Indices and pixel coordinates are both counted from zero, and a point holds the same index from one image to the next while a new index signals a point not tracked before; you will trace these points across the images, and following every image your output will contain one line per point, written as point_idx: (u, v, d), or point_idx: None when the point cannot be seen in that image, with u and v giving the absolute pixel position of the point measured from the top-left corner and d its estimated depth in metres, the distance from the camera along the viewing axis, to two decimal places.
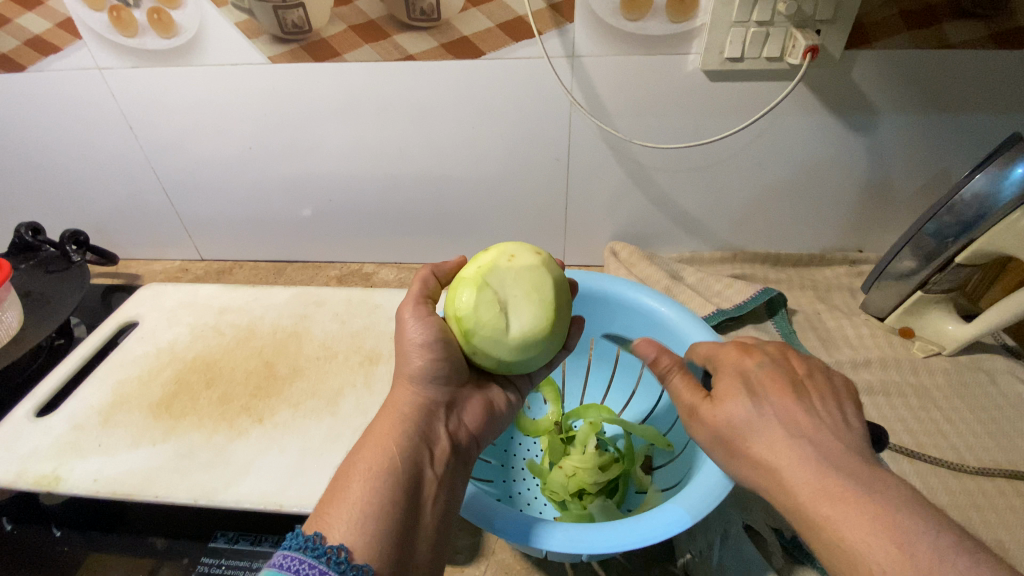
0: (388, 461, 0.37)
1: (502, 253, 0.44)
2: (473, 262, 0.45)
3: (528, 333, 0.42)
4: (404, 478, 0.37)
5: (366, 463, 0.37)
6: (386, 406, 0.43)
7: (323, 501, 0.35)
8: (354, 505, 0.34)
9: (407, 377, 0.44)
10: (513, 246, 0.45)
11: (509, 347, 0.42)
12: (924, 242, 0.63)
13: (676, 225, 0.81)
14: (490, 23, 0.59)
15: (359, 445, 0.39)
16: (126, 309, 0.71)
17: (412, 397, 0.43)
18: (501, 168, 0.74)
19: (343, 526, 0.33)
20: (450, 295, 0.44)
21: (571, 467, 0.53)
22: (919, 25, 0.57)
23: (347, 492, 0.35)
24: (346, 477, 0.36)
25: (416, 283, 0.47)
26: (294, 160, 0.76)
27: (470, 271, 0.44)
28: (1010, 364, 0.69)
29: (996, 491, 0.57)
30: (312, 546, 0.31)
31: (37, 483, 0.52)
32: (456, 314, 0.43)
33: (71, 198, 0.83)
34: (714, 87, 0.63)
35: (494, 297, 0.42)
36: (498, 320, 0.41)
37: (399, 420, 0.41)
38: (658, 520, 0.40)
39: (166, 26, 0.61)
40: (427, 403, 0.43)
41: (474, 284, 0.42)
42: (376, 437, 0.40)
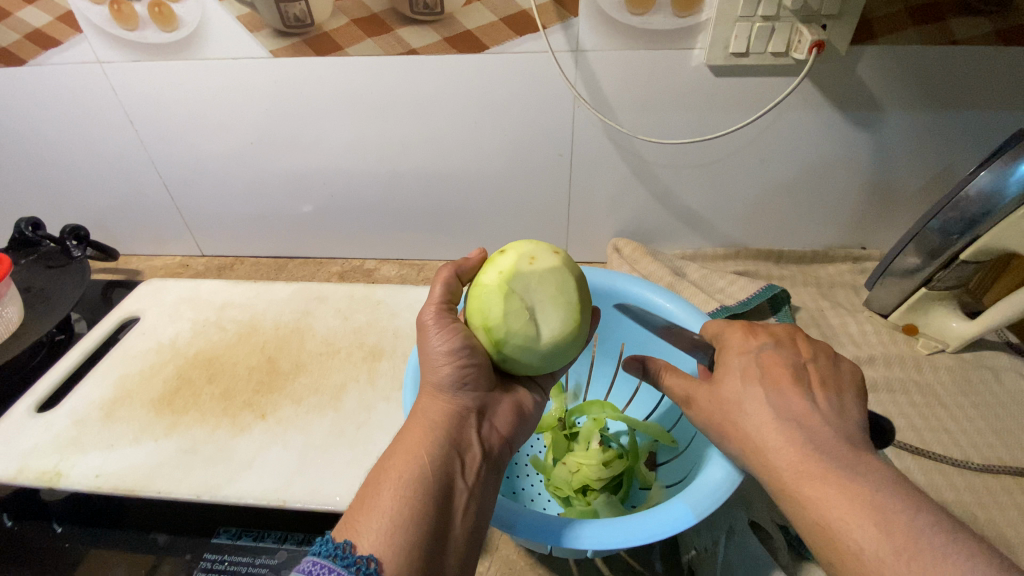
0: (418, 470, 0.36)
1: (522, 256, 0.43)
2: (490, 265, 0.44)
3: (559, 336, 0.43)
4: (435, 488, 0.36)
5: (396, 472, 0.36)
6: (416, 412, 0.42)
7: (351, 509, 0.35)
8: (383, 514, 0.34)
9: (434, 387, 0.43)
10: (529, 245, 0.45)
11: (542, 352, 0.43)
12: (929, 239, 0.62)
13: (680, 222, 0.80)
14: (494, 17, 0.59)
15: (388, 451, 0.38)
16: (127, 305, 0.70)
17: (440, 404, 0.42)
18: (504, 163, 0.74)
19: (373, 535, 0.32)
20: (473, 302, 0.44)
21: (575, 462, 0.53)
22: (926, 20, 0.57)
23: (377, 500, 0.35)
24: (375, 485, 0.36)
25: (438, 285, 0.45)
26: (295, 155, 0.75)
27: (490, 276, 0.43)
28: (1014, 362, 0.68)
29: (1000, 488, 0.57)
30: (341, 555, 0.31)
31: (38, 479, 0.51)
32: (484, 322, 0.43)
33: (71, 193, 0.82)
34: (719, 82, 0.63)
35: (522, 304, 0.42)
36: (530, 328, 0.42)
37: (429, 429, 0.40)
38: (683, 506, 0.40)
39: (167, 20, 0.61)
40: (456, 409, 0.42)
41: (500, 292, 0.42)
42: (407, 444, 0.39)
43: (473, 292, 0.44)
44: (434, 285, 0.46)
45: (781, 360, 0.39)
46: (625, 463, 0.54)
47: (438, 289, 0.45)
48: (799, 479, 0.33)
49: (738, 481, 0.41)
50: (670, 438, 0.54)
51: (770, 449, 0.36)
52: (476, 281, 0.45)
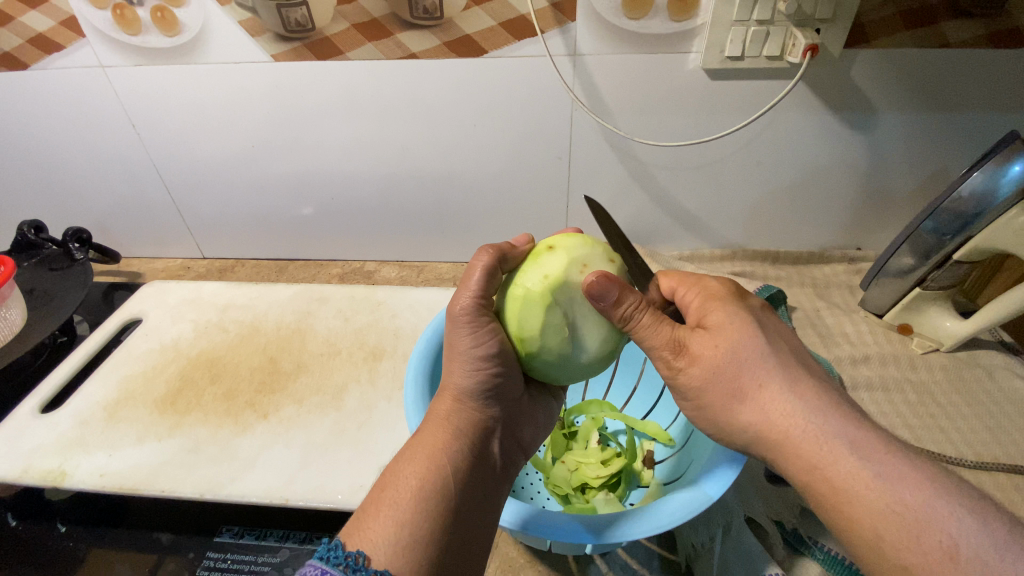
0: (435, 479, 0.37)
1: (573, 262, 0.41)
2: (536, 263, 0.42)
3: (592, 356, 0.43)
4: (451, 498, 0.37)
5: (414, 481, 0.37)
6: (431, 417, 0.42)
7: (365, 516, 0.35)
8: (399, 525, 0.34)
9: (454, 394, 0.43)
10: (580, 249, 0.42)
11: (571, 367, 0.43)
12: (922, 239, 0.63)
13: (677, 224, 0.81)
14: (493, 22, 0.60)
15: (403, 458, 0.39)
16: (129, 306, 0.71)
17: (460, 411, 0.42)
18: (503, 166, 0.75)
19: (390, 548, 0.33)
20: (512, 302, 0.42)
21: (574, 461, 0.55)
22: (918, 24, 0.58)
23: (395, 510, 0.35)
24: (391, 494, 0.36)
25: (476, 276, 0.42)
26: (296, 158, 0.76)
27: (534, 280, 0.41)
28: (1008, 360, 0.69)
29: (994, 485, 0.57)
30: (352, 565, 0.31)
31: (42, 478, 0.52)
32: (519, 329, 0.42)
33: (73, 196, 0.83)
34: (715, 85, 0.64)
35: (563, 318, 0.41)
36: (566, 346, 0.42)
37: (447, 436, 0.40)
38: (683, 501, 0.40)
39: (169, 24, 0.62)
40: (474, 419, 0.43)
41: (543, 303, 0.40)
42: (424, 449, 0.39)
43: (513, 291, 0.42)
44: (472, 273, 0.43)
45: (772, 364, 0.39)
46: (624, 462, 0.54)
47: (475, 280, 0.42)
48: None
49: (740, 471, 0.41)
50: (668, 437, 0.55)
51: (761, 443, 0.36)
52: (517, 279, 0.43)
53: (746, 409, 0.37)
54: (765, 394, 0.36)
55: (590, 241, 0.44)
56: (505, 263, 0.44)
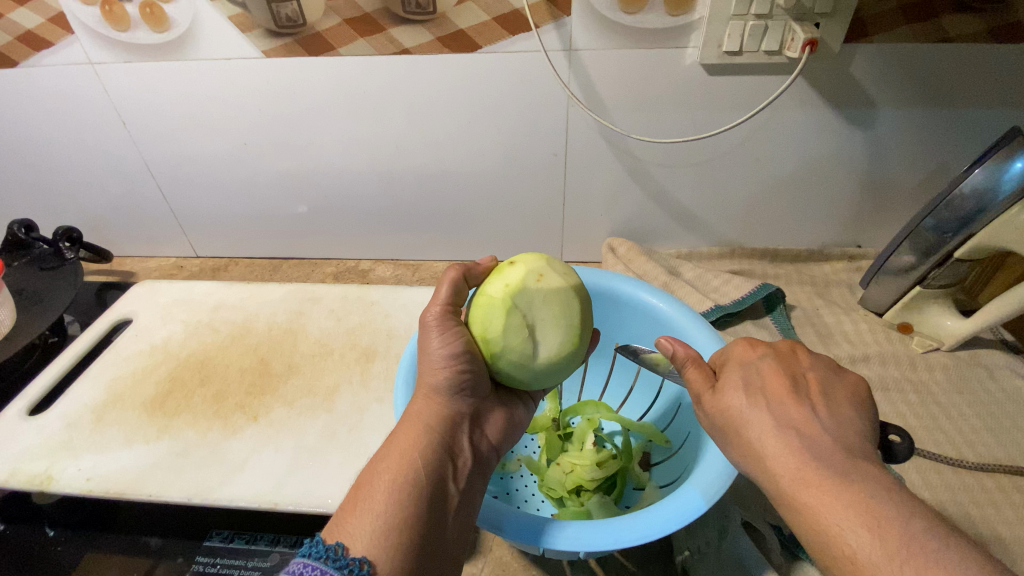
0: (410, 472, 0.37)
1: (530, 271, 0.42)
2: (497, 274, 0.43)
3: (556, 360, 0.42)
4: (427, 490, 0.36)
5: (390, 475, 0.36)
6: (404, 415, 0.42)
7: (344, 511, 0.34)
8: (377, 518, 0.34)
9: (427, 391, 0.42)
10: (540, 259, 0.43)
11: (535, 372, 0.42)
12: (924, 237, 0.62)
13: (674, 221, 0.80)
14: (486, 17, 0.59)
15: (378, 454, 0.38)
16: (120, 306, 0.70)
17: (432, 407, 0.42)
18: (498, 163, 0.74)
19: (366, 538, 0.32)
20: (476, 310, 0.42)
21: (569, 463, 0.53)
22: (919, 18, 0.57)
23: (371, 502, 0.34)
24: (367, 488, 0.35)
25: (443, 287, 0.44)
26: (290, 156, 0.75)
27: (495, 288, 0.41)
28: (1009, 359, 0.68)
29: (995, 486, 0.57)
30: (334, 556, 0.30)
31: (28, 482, 0.51)
32: (482, 333, 0.42)
33: (64, 195, 0.82)
34: (712, 81, 0.63)
35: (523, 321, 0.41)
36: (528, 348, 0.41)
37: (421, 432, 0.40)
38: (671, 505, 0.40)
39: (158, 20, 0.61)
40: (448, 414, 0.42)
41: (503, 306, 0.41)
42: (398, 445, 0.39)
43: (477, 298, 0.43)
44: (440, 286, 0.45)
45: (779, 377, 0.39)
46: (618, 463, 0.53)
47: (442, 291, 0.44)
48: (802, 470, 0.32)
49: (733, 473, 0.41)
50: (664, 438, 0.54)
51: (756, 448, 0.35)
52: (482, 288, 0.43)
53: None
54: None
55: (553, 256, 0.44)
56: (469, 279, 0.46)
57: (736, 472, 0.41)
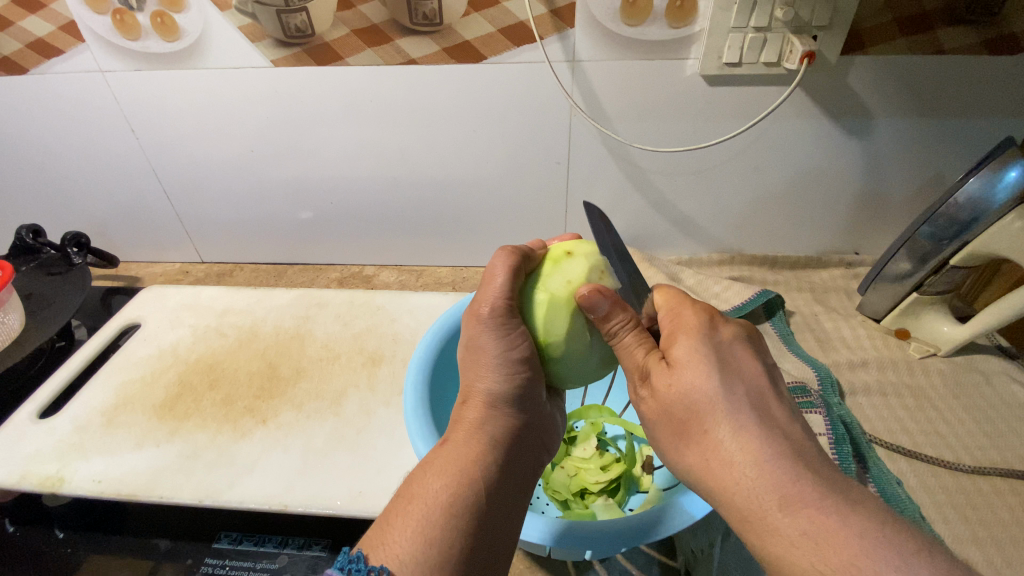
0: (466, 494, 0.36)
1: (593, 269, 0.44)
2: (557, 269, 0.44)
3: (606, 357, 0.45)
4: (480, 515, 0.36)
5: (445, 495, 0.36)
6: (460, 427, 0.41)
7: (391, 529, 0.34)
8: (427, 542, 0.33)
9: (485, 401, 0.43)
10: (598, 257, 0.45)
11: (588, 368, 0.45)
12: (920, 244, 0.64)
13: (675, 228, 0.81)
14: (491, 28, 0.60)
15: (431, 469, 0.38)
16: (128, 311, 0.71)
17: (491, 419, 0.42)
18: (502, 170, 0.75)
19: (417, 567, 0.32)
20: (537, 307, 0.43)
21: (573, 467, 0.55)
22: (913, 31, 0.59)
23: (424, 526, 0.34)
24: (417, 507, 0.35)
25: (500, 275, 0.43)
26: (295, 162, 0.76)
27: (560, 283, 0.43)
28: (1005, 364, 0.70)
29: (990, 489, 0.58)
30: None
31: (39, 484, 0.52)
32: (545, 332, 0.43)
33: (72, 201, 0.83)
34: (712, 91, 0.64)
35: (586, 322, 0.43)
36: (588, 348, 0.44)
37: (478, 450, 0.39)
38: (676, 509, 0.41)
39: (169, 29, 0.62)
40: (503, 429, 0.42)
41: (569, 306, 0.42)
42: (456, 461, 0.38)
43: (538, 295, 0.43)
44: (496, 274, 0.43)
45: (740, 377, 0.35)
46: (623, 467, 0.54)
47: (501, 276, 0.43)
48: None
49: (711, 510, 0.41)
50: None
51: None
52: (540, 283, 0.44)
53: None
54: (732, 434, 0.33)
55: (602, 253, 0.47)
56: (525, 264, 0.45)
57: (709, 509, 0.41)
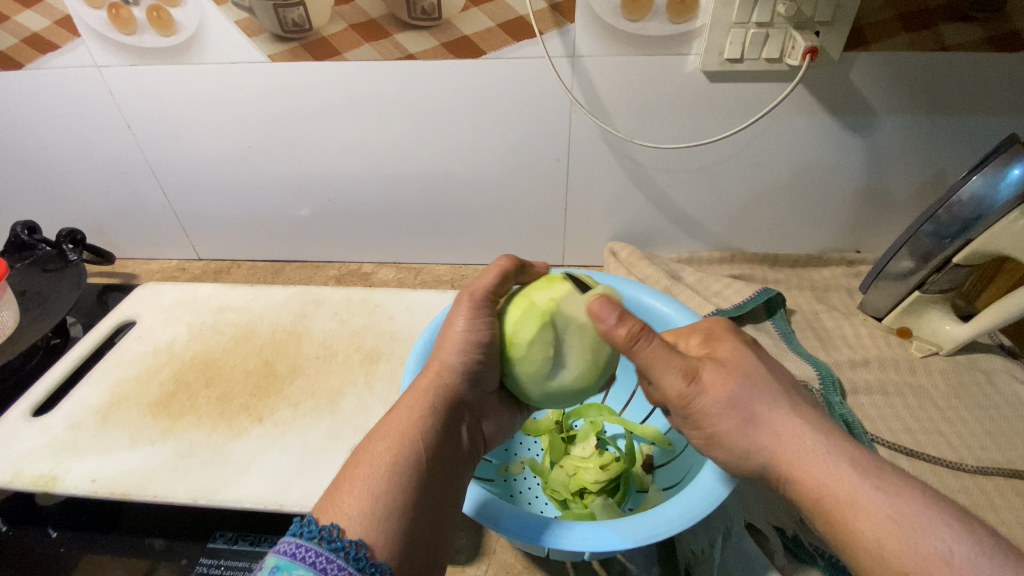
0: (411, 453, 0.37)
1: (581, 296, 0.42)
2: (550, 285, 0.43)
3: (566, 386, 0.43)
4: (425, 473, 0.36)
5: (388, 455, 0.36)
6: (406, 398, 0.41)
7: (340, 491, 0.34)
8: (374, 499, 0.33)
9: (437, 369, 0.44)
10: (596, 289, 0.43)
11: (544, 388, 0.43)
12: (921, 242, 0.63)
13: (675, 226, 0.81)
14: (491, 23, 0.60)
15: (377, 435, 0.38)
16: (124, 308, 0.70)
17: (436, 387, 0.43)
18: (501, 167, 0.74)
19: (364, 519, 0.32)
20: (515, 308, 0.43)
21: (572, 466, 0.54)
22: (917, 28, 0.58)
23: (369, 483, 0.34)
24: (363, 469, 0.35)
25: (493, 274, 0.46)
26: (291, 159, 0.75)
27: (542, 298, 0.42)
28: (1007, 364, 0.69)
29: (994, 489, 0.57)
30: (328, 537, 0.30)
31: (33, 483, 0.51)
32: (512, 333, 0.43)
33: (68, 197, 0.82)
34: (713, 88, 0.64)
35: (552, 339, 0.41)
36: (547, 365, 0.42)
37: (420, 415, 0.40)
38: (645, 523, 0.40)
39: (165, 24, 0.61)
40: (450, 399, 0.42)
41: (541, 319, 0.41)
42: (400, 426, 0.38)
43: (522, 299, 0.44)
44: (490, 271, 0.46)
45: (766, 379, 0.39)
46: (622, 466, 0.53)
47: (489, 275, 0.46)
48: None
49: (728, 492, 0.41)
50: (666, 441, 0.54)
51: None
52: (529, 291, 0.44)
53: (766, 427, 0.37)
54: None
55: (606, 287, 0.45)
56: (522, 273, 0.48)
57: (727, 491, 0.41)
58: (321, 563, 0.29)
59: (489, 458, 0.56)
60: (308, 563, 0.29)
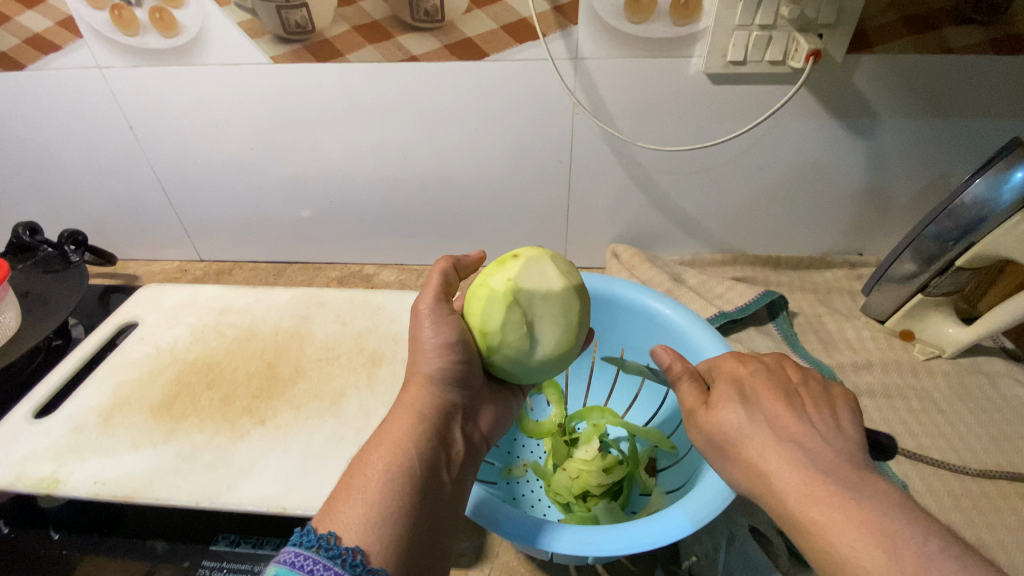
0: (405, 463, 0.37)
1: (531, 267, 0.42)
2: (500, 267, 0.43)
3: (549, 356, 0.43)
4: (420, 478, 0.37)
5: (382, 464, 0.36)
6: (398, 409, 0.42)
7: (336, 500, 0.34)
8: (370, 505, 0.34)
9: (422, 380, 0.43)
10: (544, 257, 0.43)
11: (531, 365, 0.44)
12: (926, 245, 0.63)
13: (677, 228, 0.81)
14: (494, 25, 0.60)
15: (370, 444, 0.38)
16: (126, 310, 0.70)
17: (424, 398, 0.42)
18: (503, 169, 0.74)
19: (360, 526, 0.32)
20: (476, 300, 0.43)
21: (575, 469, 0.53)
22: (920, 30, 0.58)
23: (365, 491, 0.34)
24: (358, 477, 0.35)
25: (434, 277, 0.46)
26: (293, 160, 0.75)
27: (498, 282, 0.42)
28: (1010, 367, 0.69)
29: (998, 493, 0.57)
30: (326, 545, 0.30)
31: (35, 486, 0.51)
32: (481, 324, 0.43)
33: (69, 198, 0.82)
34: (716, 90, 0.64)
35: (522, 317, 0.42)
36: (525, 343, 0.42)
37: (413, 423, 0.40)
38: (642, 531, 0.40)
39: (167, 25, 0.61)
40: (442, 407, 0.43)
41: (504, 300, 0.41)
42: (392, 437, 0.39)
43: (478, 290, 0.43)
44: (431, 276, 0.46)
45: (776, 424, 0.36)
46: (624, 469, 0.54)
47: (432, 281, 0.46)
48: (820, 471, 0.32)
49: (732, 497, 0.41)
50: (671, 444, 0.54)
51: (756, 458, 0.35)
52: (482, 279, 0.43)
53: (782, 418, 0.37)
54: None
55: (557, 254, 0.45)
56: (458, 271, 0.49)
57: (730, 499, 0.41)
58: (318, 570, 0.29)
59: (491, 460, 0.56)
60: (305, 572, 0.29)
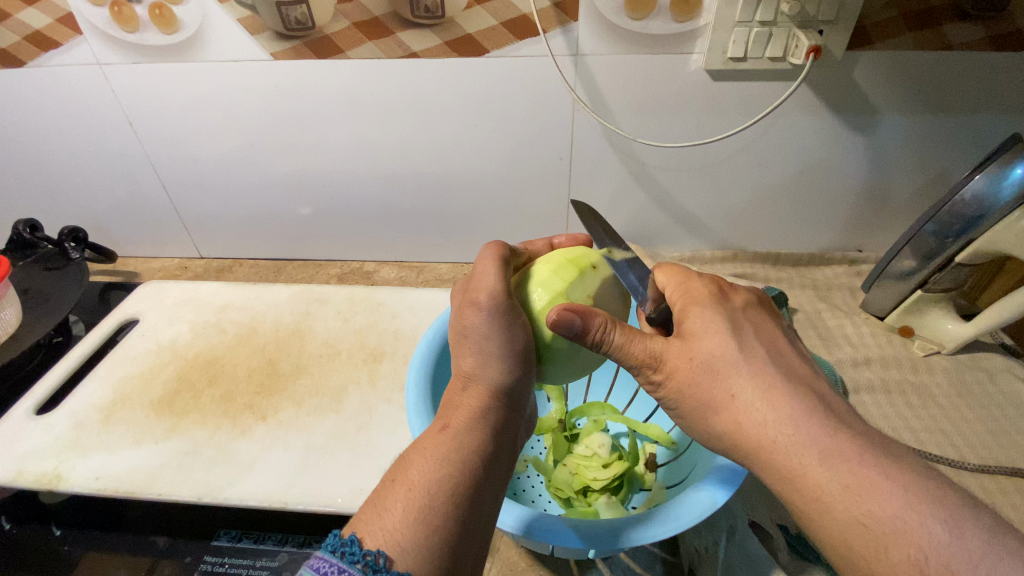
0: (466, 484, 0.35)
1: (604, 287, 0.45)
2: (578, 279, 0.44)
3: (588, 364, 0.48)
4: (476, 499, 0.35)
5: (445, 482, 0.35)
6: (457, 415, 0.40)
7: (389, 515, 0.33)
8: (427, 529, 0.32)
9: (488, 391, 0.42)
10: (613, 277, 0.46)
11: (569, 371, 0.48)
12: (924, 242, 0.63)
13: (678, 225, 0.81)
14: (494, 22, 0.60)
15: (424, 453, 0.37)
16: (127, 306, 0.70)
17: (493, 410, 0.41)
18: (504, 166, 0.75)
19: (414, 553, 0.31)
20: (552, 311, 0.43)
21: (575, 463, 0.54)
22: (920, 26, 0.58)
23: (423, 511, 0.33)
24: (411, 490, 0.34)
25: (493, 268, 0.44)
26: (294, 158, 0.75)
27: (577, 296, 0.43)
28: (1009, 362, 0.69)
29: (996, 489, 0.57)
30: (373, 565, 0.30)
31: (37, 481, 0.51)
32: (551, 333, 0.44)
33: (69, 195, 0.82)
34: (716, 86, 0.64)
35: None
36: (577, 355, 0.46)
37: (477, 440, 0.38)
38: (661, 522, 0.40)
39: (167, 22, 0.61)
40: (503, 420, 0.41)
41: None
42: (455, 448, 0.37)
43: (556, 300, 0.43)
44: (490, 266, 0.44)
45: (725, 350, 0.35)
46: (625, 464, 0.53)
47: (493, 271, 0.43)
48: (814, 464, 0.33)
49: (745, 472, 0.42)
50: (670, 440, 0.55)
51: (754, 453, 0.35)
52: (560, 289, 0.44)
53: (735, 405, 0.34)
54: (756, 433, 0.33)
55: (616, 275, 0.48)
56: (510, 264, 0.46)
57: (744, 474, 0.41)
58: None
59: None
60: None
